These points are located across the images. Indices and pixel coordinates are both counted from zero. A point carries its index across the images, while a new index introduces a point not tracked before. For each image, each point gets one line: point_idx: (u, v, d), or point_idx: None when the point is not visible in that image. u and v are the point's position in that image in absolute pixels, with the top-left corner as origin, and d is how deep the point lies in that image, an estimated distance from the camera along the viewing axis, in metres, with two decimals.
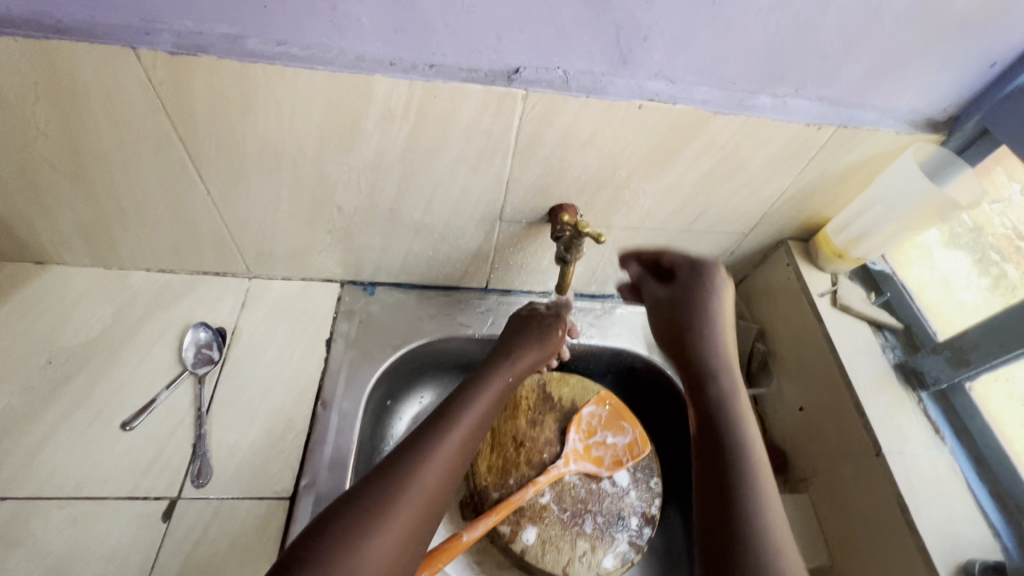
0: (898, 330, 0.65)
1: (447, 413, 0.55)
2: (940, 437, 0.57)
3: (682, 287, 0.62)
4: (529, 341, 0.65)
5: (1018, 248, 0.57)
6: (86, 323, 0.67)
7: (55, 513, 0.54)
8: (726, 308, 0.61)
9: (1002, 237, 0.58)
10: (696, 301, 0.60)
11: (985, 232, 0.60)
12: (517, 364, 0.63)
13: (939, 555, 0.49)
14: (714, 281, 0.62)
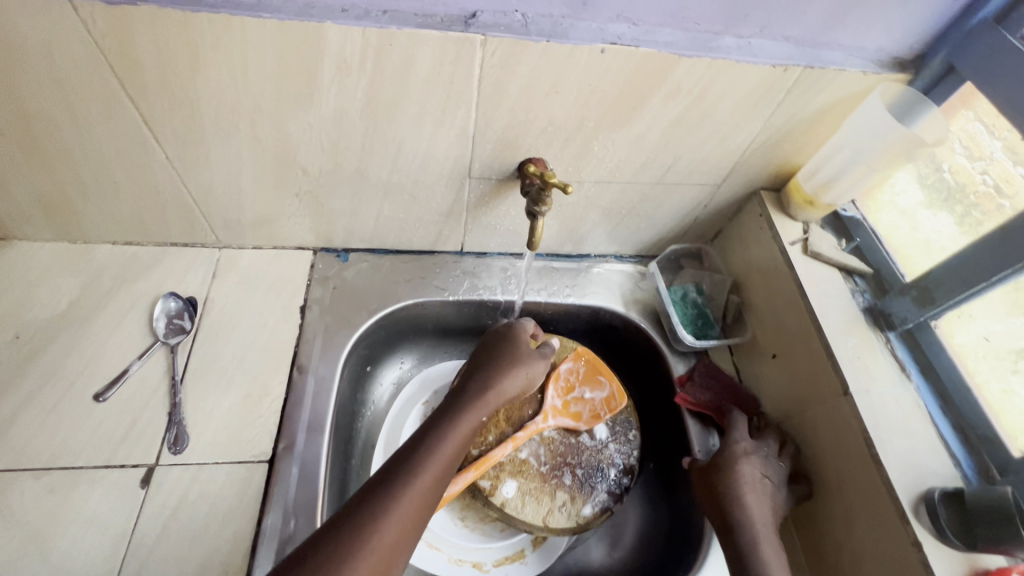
0: (868, 275, 0.66)
1: (421, 438, 0.55)
2: (906, 374, 0.58)
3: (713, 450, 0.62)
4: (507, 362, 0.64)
5: (998, 206, 0.55)
6: (53, 298, 0.66)
7: (31, 483, 0.54)
8: (760, 454, 0.60)
9: (983, 194, 0.57)
10: (733, 453, 0.60)
11: (968, 190, 0.58)
12: (494, 388, 0.61)
13: (902, 484, 0.51)
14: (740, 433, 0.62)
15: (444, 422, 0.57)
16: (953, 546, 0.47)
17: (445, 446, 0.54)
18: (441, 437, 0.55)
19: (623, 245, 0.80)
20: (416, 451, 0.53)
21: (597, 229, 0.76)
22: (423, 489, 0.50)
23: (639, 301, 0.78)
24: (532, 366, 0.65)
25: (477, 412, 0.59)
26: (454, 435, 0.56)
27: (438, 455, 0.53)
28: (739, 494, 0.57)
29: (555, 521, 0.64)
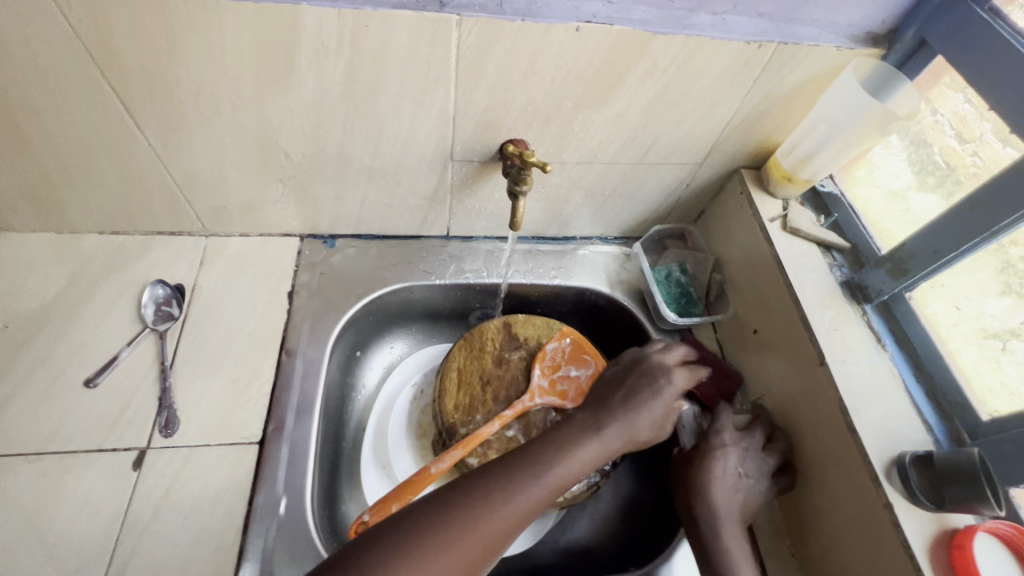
0: (846, 250, 0.67)
1: (490, 489, 0.48)
2: (881, 345, 0.60)
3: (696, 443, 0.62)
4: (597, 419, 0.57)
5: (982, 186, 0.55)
6: (41, 288, 0.66)
7: (24, 468, 0.55)
8: (740, 448, 0.60)
9: (972, 176, 0.56)
10: (711, 447, 0.60)
11: (958, 171, 0.58)
12: (573, 450, 0.53)
13: (875, 450, 0.52)
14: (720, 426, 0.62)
15: (514, 479, 0.49)
16: (922, 507, 0.49)
17: (507, 507, 0.48)
18: (507, 493, 0.48)
19: (607, 226, 0.81)
20: (477, 506, 0.47)
21: (581, 211, 0.77)
22: (465, 559, 0.44)
23: (624, 282, 0.79)
24: (627, 423, 0.57)
25: (550, 475, 0.51)
26: (524, 499, 0.49)
27: (499, 521, 0.47)
28: (709, 487, 0.57)
29: None
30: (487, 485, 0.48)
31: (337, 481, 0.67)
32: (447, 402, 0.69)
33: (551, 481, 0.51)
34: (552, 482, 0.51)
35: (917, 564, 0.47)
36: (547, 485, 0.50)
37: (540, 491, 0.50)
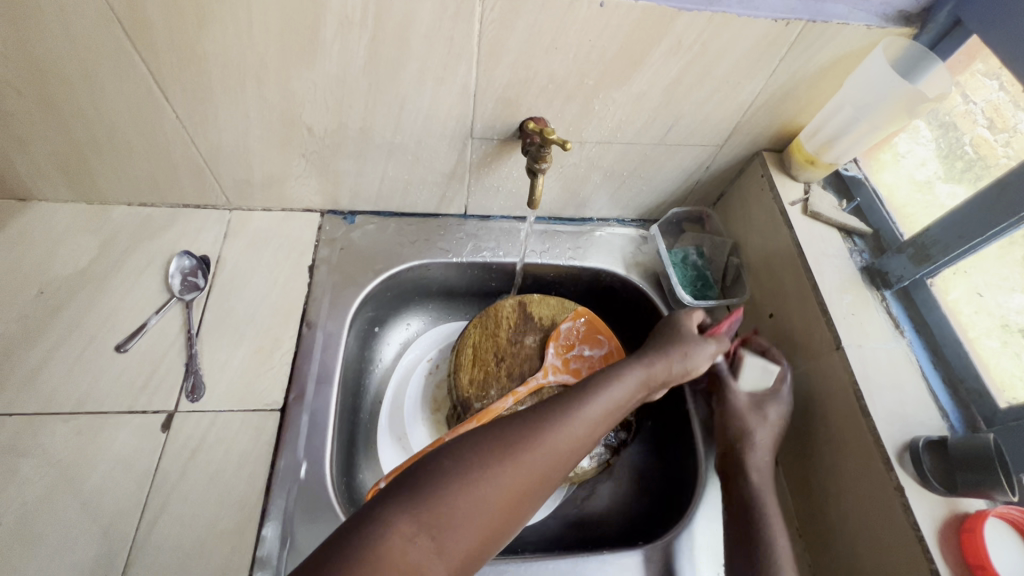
0: (867, 235, 0.66)
1: (551, 416, 0.48)
2: (899, 330, 0.60)
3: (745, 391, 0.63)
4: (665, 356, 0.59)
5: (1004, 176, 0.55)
6: (74, 256, 0.68)
7: (60, 426, 0.58)
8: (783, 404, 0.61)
9: (1002, 166, 0.55)
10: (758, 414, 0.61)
11: (987, 160, 0.57)
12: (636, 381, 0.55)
13: (887, 433, 0.52)
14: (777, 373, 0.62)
15: (575, 410, 0.50)
16: (933, 491, 0.49)
17: (567, 437, 0.48)
18: (557, 431, 0.47)
19: (625, 208, 0.81)
20: (528, 442, 0.46)
21: (599, 192, 0.77)
22: (518, 491, 0.44)
23: (639, 264, 0.79)
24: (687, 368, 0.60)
25: (592, 418, 0.50)
26: (570, 441, 0.48)
27: (549, 460, 0.46)
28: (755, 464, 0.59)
29: None
30: (536, 422, 0.47)
31: (354, 450, 0.69)
32: (462, 376, 0.71)
33: (593, 428, 0.50)
34: (594, 426, 0.50)
35: (925, 546, 0.47)
36: (592, 427, 0.50)
37: (582, 434, 0.49)
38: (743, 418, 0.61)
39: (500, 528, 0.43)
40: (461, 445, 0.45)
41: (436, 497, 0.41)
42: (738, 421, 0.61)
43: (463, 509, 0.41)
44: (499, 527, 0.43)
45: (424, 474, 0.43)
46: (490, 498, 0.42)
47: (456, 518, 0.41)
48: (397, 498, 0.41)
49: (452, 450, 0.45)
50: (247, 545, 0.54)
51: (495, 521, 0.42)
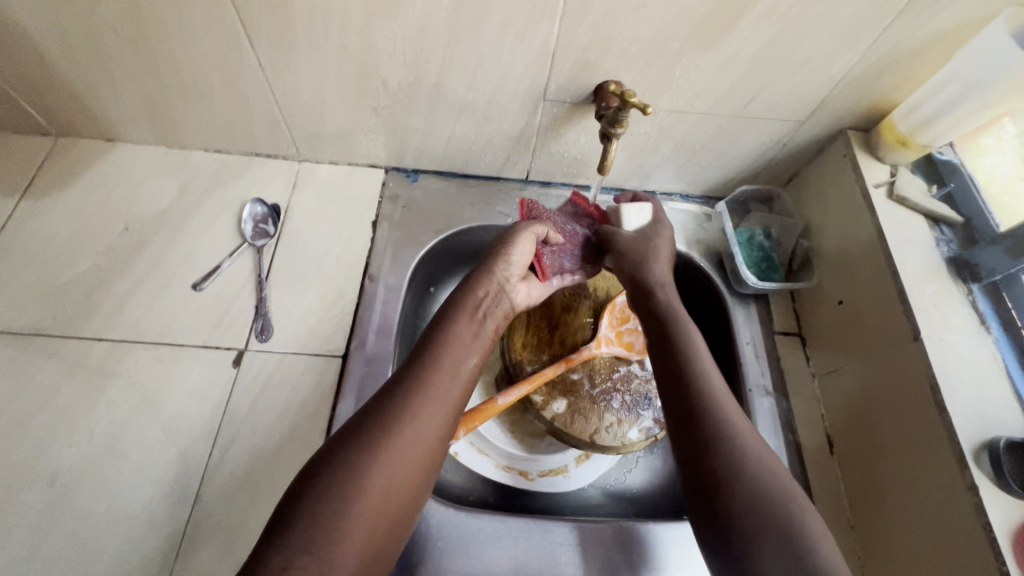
0: (957, 224, 0.62)
1: (412, 389, 0.50)
2: (985, 327, 0.56)
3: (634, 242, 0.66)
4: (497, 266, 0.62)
5: None
6: (155, 197, 0.72)
7: (143, 353, 0.61)
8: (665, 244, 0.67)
9: None
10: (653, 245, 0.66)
11: None
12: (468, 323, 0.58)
13: (964, 431, 0.50)
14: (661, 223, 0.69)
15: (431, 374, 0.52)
16: (1011, 494, 0.47)
17: (438, 399, 0.51)
18: (419, 409, 0.49)
19: (690, 183, 0.79)
20: (393, 429, 0.47)
21: (665, 165, 0.75)
22: (399, 478, 0.46)
23: (701, 242, 0.77)
24: (505, 293, 0.63)
25: (449, 385, 0.52)
26: (438, 409, 0.50)
27: (420, 438, 0.48)
28: (661, 285, 0.61)
29: (603, 440, 0.65)
30: (396, 411, 0.48)
31: None
32: (515, 340, 0.71)
33: (453, 395, 0.52)
34: (457, 392, 0.53)
35: (998, 548, 0.45)
36: (452, 391, 0.52)
37: (443, 401, 0.51)
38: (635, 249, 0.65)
39: (394, 508, 0.45)
40: (337, 452, 0.46)
41: (318, 515, 0.42)
42: (634, 255, 0.64)
43: (346, 514, 0.43)
44: (392, 513, 0.45)
45: (297, 502, 0.43)
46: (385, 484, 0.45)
47: (345, 524, 0.42)
48: (278, 534, 0.41)
49: (330, 458, 0.45)
50: None
51: (385, 511, 0.45)
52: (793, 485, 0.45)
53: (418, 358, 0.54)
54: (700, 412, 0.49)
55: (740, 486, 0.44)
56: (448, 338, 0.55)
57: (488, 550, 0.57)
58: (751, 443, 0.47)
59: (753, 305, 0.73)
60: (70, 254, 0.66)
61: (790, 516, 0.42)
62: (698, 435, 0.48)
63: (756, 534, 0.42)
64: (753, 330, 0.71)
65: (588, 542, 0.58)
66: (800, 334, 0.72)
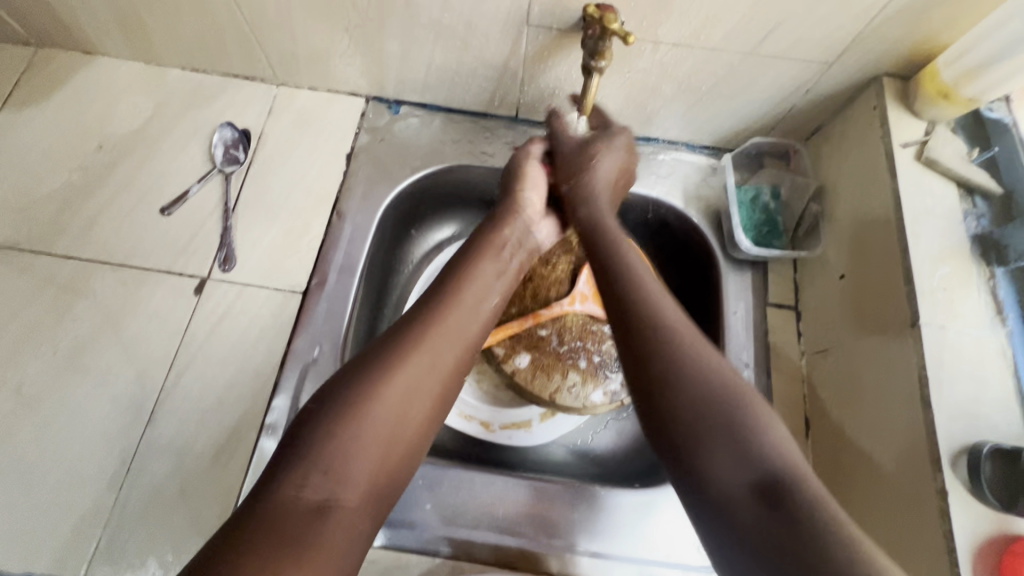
0: (995, 196, 0.53)
1: (429, 323, 0.48)
2: (1000, 318, 0.49)
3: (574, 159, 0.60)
4: (514, 205, 0.61)
5: None
6: (130, 115, 0.70)
7: (109, 275, 0.62)
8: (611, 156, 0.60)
9: None
10: (593, 154, 0.59)
11: None
12: (485, 271, 0.54)
13: (946, 431, 0.45)
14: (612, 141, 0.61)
15: (449, 309, 0.49)
16: (984, 502, 0.42)
17: (449, 339, 0.48)
18: (432, 343, 0.47)
19: (696, 131, 0.71)
20: (401, 361, 0.45)
21: (668, 109, 0.67)
22: (403, 416, 0.44)
23: (701, 199, 0.70)
24: (531, 232, 0.61)
25: (464, 323, 0.50)
26: (451, 343, 0.48)
27: (434, 369, 0.46)
28: (585, 199, 0.58)
29: (563, 399, 0.64)
30: (406, 345, 0.46)
31: None
32: None
33: (469, 332, 0.50)
34: (472, 331, 0.50)
35: (954, 559, 0.41)
36: (467, 328, 0.49)
37: (459, 337, 0.49)
38: (581, 162, 0.59)
39: (404, 439, 0.43)
40: (345, 379, 0.44)
41: (331, 437, 0.41)
42: (584, 178, 0.59)
43: (354, 442, 0.41)
44: (400, 445, 0.43)
45: (304, 425, 0.41)
46: (395, 411, 0.43)
47: (355, 449, 0.41)
48: (294, 452, 0.40)
49: (337, 386, 0.43)
50: (259, 410, 0.57)
51: (393, 441, 0.43)
52: (755, 399, 0.40)
53: (439, 294, 0.51)
54: (643, 334, 0.44)
55: (680, 399, 0.40)
56: (471, 275, 0.53)
57: (426, 497, 0.56)
58: (689, 356, 0.42)
59: (748, 273, 0.67)
60: (45, 171, 0.66)
61: (750, 436, 0.38)
62: (641, 368, 0.43)
63: (706, 452, 0.38)
64: (743, 300, 0.65)
65: (535, 506, 0.57)
66: (796, 308, 0.65)
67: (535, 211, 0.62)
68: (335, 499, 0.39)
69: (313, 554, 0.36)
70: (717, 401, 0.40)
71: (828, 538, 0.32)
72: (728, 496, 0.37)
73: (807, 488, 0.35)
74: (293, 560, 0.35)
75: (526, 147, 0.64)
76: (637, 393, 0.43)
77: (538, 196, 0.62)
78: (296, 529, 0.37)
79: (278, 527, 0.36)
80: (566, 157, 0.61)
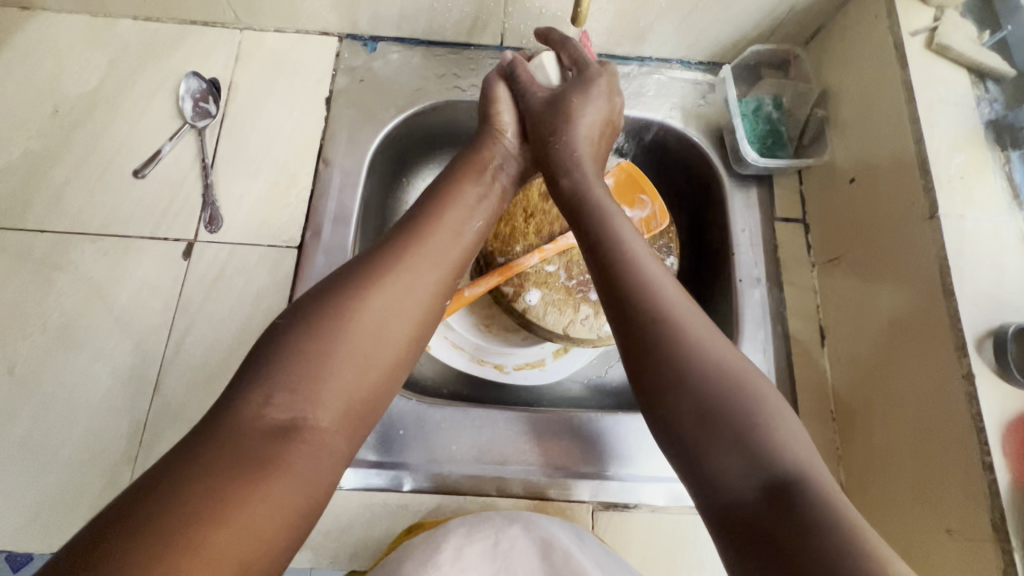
0: (1008, 79, 0.52)
1: (409, 239, 0.44)
2: (1018, 202, 0.48)
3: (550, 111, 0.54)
4: (492, 128, 0.56)
5: None
6: (84, 74, 0.64)
7: (89, 245, 0.58)
8: (587, 113, 0.54)
9: None
10: (571, 100, 0.54)
11: None
12: (463, 189, 0.50)
13: (970, 317, 0.45)
14: (590, 85, 0.55)
15: (430, 224, 0.46)
16: (1011, 382, 0.42)
17: (430, 255, 0.44)
18: (412, 258, 0.43)
19: (691, 46, 0.67)
20: (379, 279, 0.41)
21: (663, 21, 0.63)
22: (382, 337, 0.40)
23: (701, 117, 0.67)
24: (513, 156, 0.56)
25: (448, 242, 0.46)
26: (436, 263, 0.44)
27: (414, 291, 0.42)
28: (567, 168, 0.51)
29: (577, 332, 0.62)
30: (382, 264, 0.42)
31: None
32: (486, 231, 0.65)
33: (453, 251, 0.45)
34: (456, 252, 0.46)
35: (984, 438, 0.42)
36: (451, 249, 0.45)
37: (443, 255, 0.45)
38: (552, 113, 0.54)
39: (382, 360, 0.40)
40: (319, 299, 0.40)
41: (302, 358, 0.38)
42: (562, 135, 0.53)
43: (326, 360, 0.38)
44: (378, 367, 0.40)
45: (272, 345, 0.38)
46: (372, 335, 0.40)
47: (327, 372, 0.38)
48: (258, 370, 0.37)
49: (311, 306, 0.40)
50: None
51: (370, 362, 0.39)
52: (761, 388, 0.36)
53: (419, 211, 0.47)
54: (643, 314, 0.39)
55: (689, 399, 0.35)
56: (452, 193, 0.49)
57: (449, 439, 0.56)
58: (695, 343, 0.37)
59: (753, 189, 0.65)
60: None
61: (761, 433, 0.34)
62: (642, 353, 0.38)
63: (713, 451, 0.34)
64: (749, 217, 0.64)
65: (536, 435, 0.57)
66: (804, 221, 0.64)
67: (514, 133, 0.57)
68: (305, 419, 0.36)
69: (275, 474, 0.34)
70: (728, 396, 0.35)
71: (844, 544, 0.28)
72: (739, 502, 0.32)
73: (821, 488, 0.31)
74: (255, 485, 0.33)
75: (510, 58, 0.59)
76: (640, 393, 0.38)
77: (517, 115, 0.57)
78: (261, 448, 0.34)
79: (235, 449, 0.34)
80: (534, 118, 0.55)
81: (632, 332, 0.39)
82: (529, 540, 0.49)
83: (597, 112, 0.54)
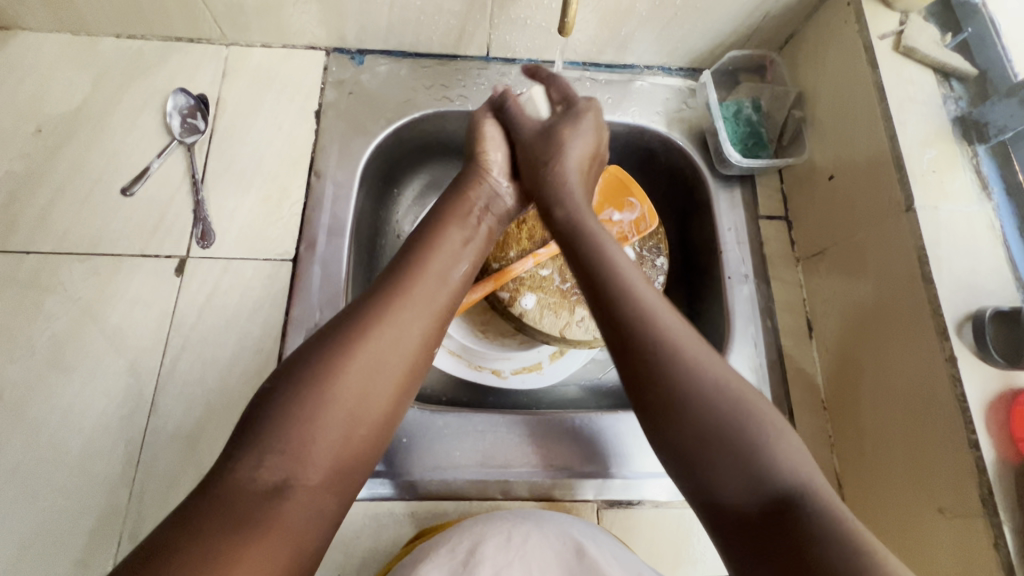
0: (970, 78, 0.55)
1: (393, 291, 0.43)
2: (986, 193, 0.51)
3: (538, 144, 0.56)
4: (479, 166, 0.57)
5: None
6: (68, 92, 0.64)
7: (77, 265, 0.57)
8: (579, 143, 0.55)
9: None
10: (562, 134, 0.55)
11: None
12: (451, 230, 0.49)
13: (949, 304, 0.47)
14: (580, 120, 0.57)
15: (416, 268, 0.45)
16: (992, 363, 0.45)
17: (415, 314, 0.43)
18: (398, 313, 0.42)
19: (671, 53, 0.70)
20: (365, 337, 0.41)
21: (643, 30, 0.65)
22: (368, 396, 0.40)
23: (684, 121, 0.69)
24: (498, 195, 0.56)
25: (434, 290, 0.45)
26: (423, 313, 0.43)
27: (401, 342, 0.42)
28: (560, 201, 0.51)
29: (573, 333, 0.63)
30: (370, 318, 0.41)
31: None
32: None
33: (439, 300, 0.45)
34: (444, 299, 0.45)
35: (969, 417, 0.44)
36: (438, 299, 0.44)
37: (430, 305, 0.44)
38: (546, 145, 0.55)
39: (370, 420, 0.40)
40: (311, 356, 0.40)
41: (290, 420, 0.37)
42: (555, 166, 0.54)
43: (314, 423, 0.37)
44: (367, 421, 0.39)
45: (265, 405, 0.38)
46: (359, 397, 0.39)
47: (316, 433, 0.37)
48: (249, 436, 0.37)
49: (302, 362, 0.39)
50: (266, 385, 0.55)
51: (356, 420, 0.39)
52: (760, 409, 0.37)
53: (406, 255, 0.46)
54: (635, 335, 0.39)
55: (689, 424, 0.36)
56: (439, 241, 0.48)
57: (452, 444, 0.56)
58: (691, 363, 0.38)
59: (737, 189, 0.67)
60: None
61: (760, 453, 0.35)
62: (643, 370, 0.38)
63: (712, 467, 0.35)
64: (735, 216, 0.66)
65: (544, 439, 0.57)
66: (786, 217, 0.67)
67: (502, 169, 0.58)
68: (294, 482, 0.36)
69: (269, 538, 0.34)
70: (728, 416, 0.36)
71: (840, 547, 0.30)
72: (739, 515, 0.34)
73: (819, 500, 0.33)
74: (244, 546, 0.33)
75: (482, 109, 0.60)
76: (642, 411, 0.39)
77: (502, 155, 0.58)
78: (249, 509, 0.34)
79: (232, 509, 0.34)
80: (524, 148, 0.57)
81: (629, 352, 0.39)
82: (544, 531, 0.48)
83: (591, 139, 0.56)
